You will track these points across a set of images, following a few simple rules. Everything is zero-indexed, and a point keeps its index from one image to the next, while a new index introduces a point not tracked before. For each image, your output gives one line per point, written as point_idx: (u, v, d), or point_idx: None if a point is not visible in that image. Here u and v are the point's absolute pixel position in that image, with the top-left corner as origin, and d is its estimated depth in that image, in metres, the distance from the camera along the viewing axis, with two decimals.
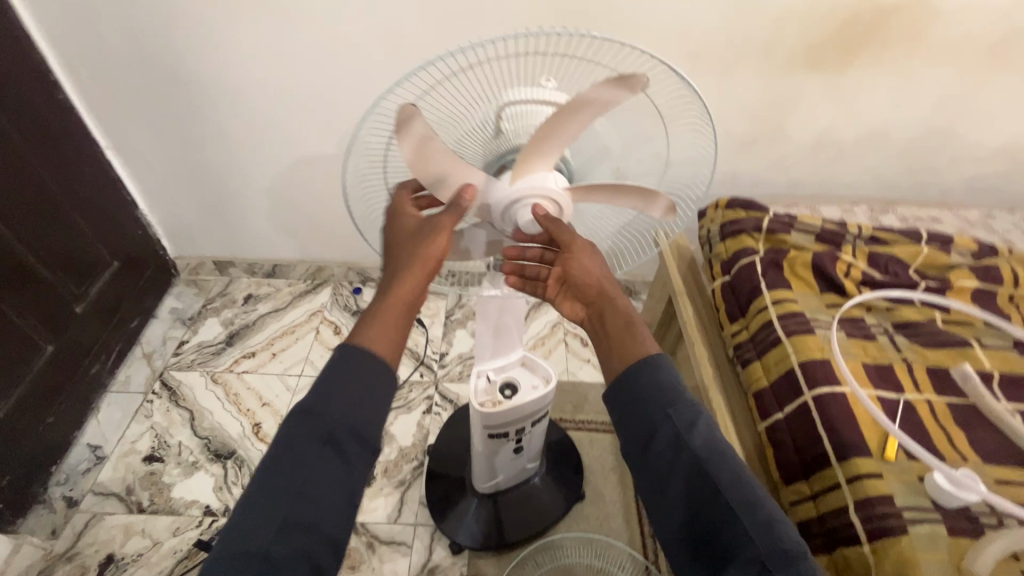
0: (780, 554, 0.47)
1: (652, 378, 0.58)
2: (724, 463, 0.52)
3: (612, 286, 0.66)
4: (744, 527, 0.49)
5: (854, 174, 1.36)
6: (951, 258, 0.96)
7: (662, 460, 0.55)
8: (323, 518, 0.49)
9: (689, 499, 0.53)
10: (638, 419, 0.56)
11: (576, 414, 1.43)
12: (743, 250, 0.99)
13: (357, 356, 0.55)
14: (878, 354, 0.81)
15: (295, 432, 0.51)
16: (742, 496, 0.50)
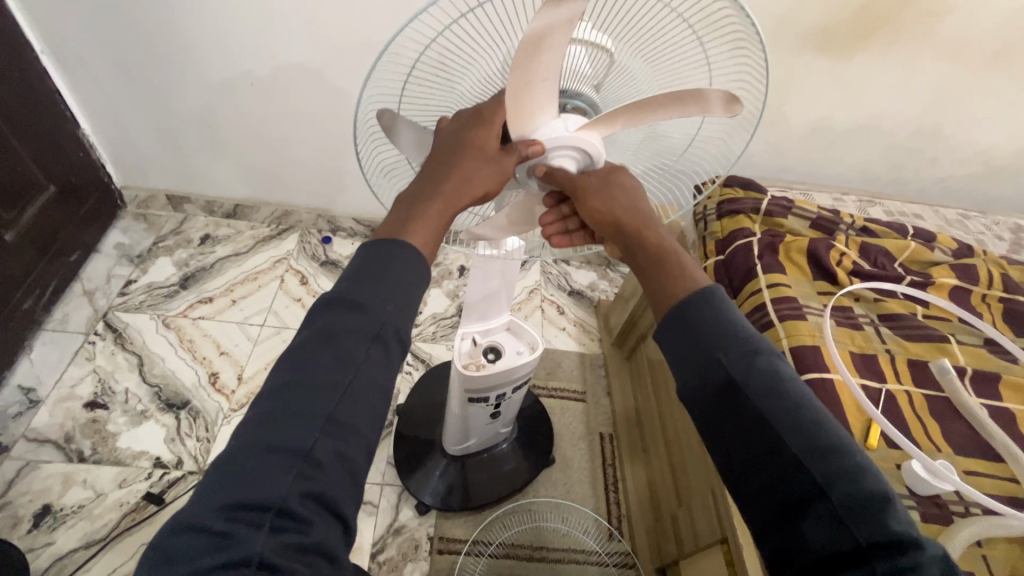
0: (861, 513, 0.41)
1: (704, 313, 0.49)
2: (789, 410, 0.45)
3: (644, 207, 0.57)
4: (820, 481, 0.42)
5: (840, 164, 1.38)
6: (933, 255, 0.98)
7: (717, 402, 0.47)
8: (352, 448, 0.41)
9: (757, 452, 0.45)
10: (693, 359, 0.48)
11: (549, 381, 1.43)
12: (740, 230, 0.98)
13: (396, 256, 0.46)
14: (864, 343, 0.82)
15: (372, 332, 0.43)
16: (809, 445, 0.44)
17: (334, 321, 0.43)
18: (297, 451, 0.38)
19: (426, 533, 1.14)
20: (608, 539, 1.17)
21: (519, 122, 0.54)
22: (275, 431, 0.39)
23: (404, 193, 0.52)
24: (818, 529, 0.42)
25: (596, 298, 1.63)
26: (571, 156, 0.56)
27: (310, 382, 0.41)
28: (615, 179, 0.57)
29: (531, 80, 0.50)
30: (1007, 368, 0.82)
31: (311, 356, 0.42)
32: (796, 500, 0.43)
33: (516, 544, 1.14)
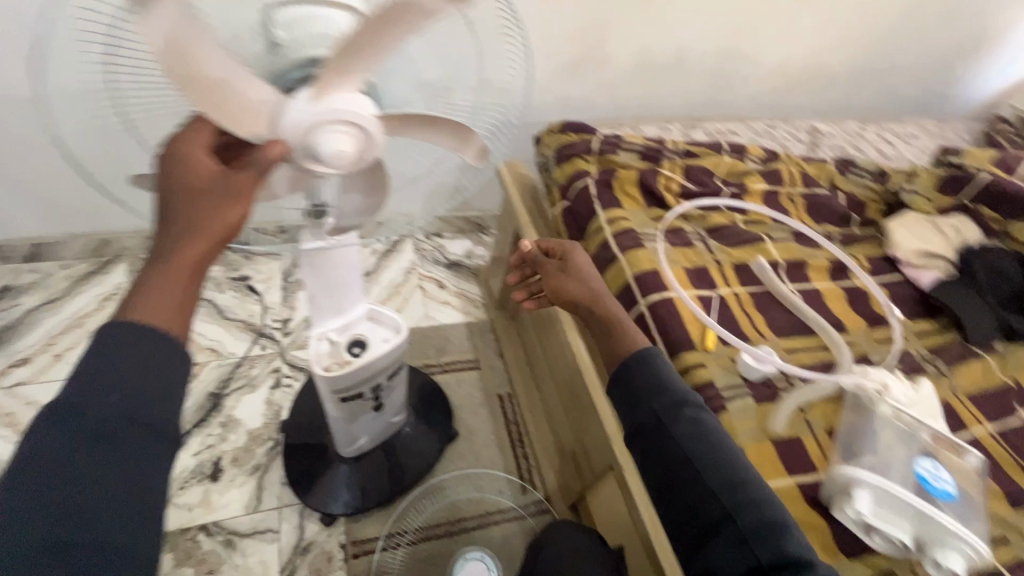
0: (757, 530, 0.55)
1: (637, 372, 0.67)
2: (711, 455, 0.60)
3: (596, 285, 0.77)
4: (729, 507, 0.57)
5: (668, 95, 1.46)
6: (746, 166, 1.08)
7: (653, 442, 0.64)
8: (133, 529, 0.42)
9: (684, 486, 0.60)
10: (632, 409, 0.66)
11: (440, 358, 1.41)
12: (577, 173, 1.01)
13: (142, 327, 0.47)
14: (695, 258, 0.89)
15: (121, 419, 0.44)
16: (724, 481, 0.59)
17: (61, 427, 0.42)
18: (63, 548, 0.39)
19: (337, 543, 1.09)
20: (522, 494, 1.20)
21: (235, 122, 0.46)
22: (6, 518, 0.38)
23: (148, 252, 0.51)
24: (727, 541, 0.56)
25: (474, 265, 1.63)
26: (345, 134, 0.48)
27: (68, 472, 0.41)
28: (570, 263, 0.79)
29: (214, 79, 0.43)
30: (810, 255, 0.95)
31: (54, 451, 0.41)
32: (710, 523, 0.58)
33: (433, 525, 1.14)
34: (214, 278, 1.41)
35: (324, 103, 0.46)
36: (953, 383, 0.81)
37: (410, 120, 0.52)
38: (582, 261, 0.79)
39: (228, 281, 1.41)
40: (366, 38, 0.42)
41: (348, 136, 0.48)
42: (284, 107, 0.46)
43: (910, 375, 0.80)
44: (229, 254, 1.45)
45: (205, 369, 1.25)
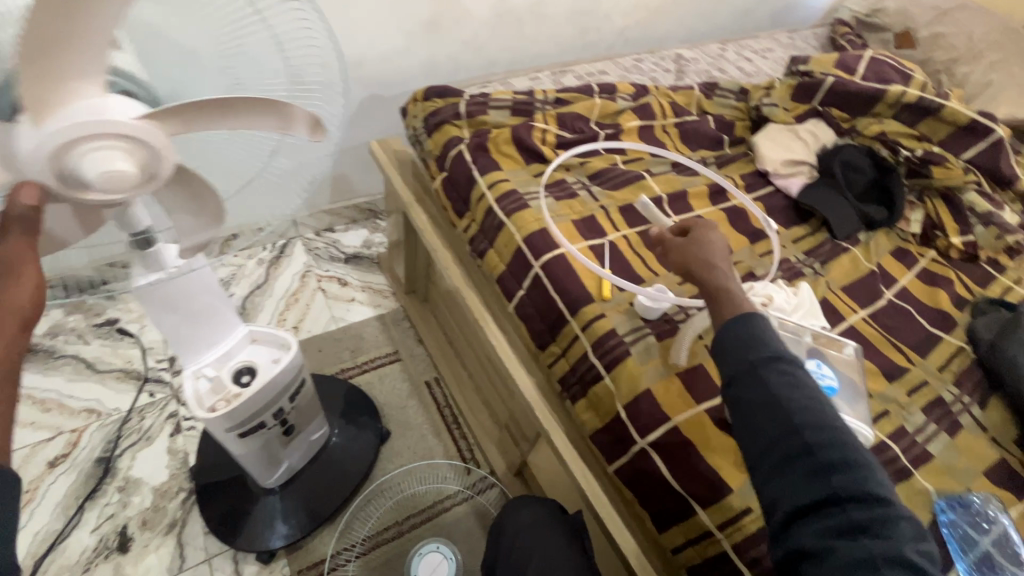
0: (856, 499, 0.44)
1: (741, 319, 0.56)
2: (828, 423, 0.49)
3: (720, 260, 0.64)
4: (827, 470, 0.46)
5: (536, 43, 1.41)
6: (618, 105, 1.06)
7: (756, 394, 0.52)
8: None
9: (788, 450, 0.48)
10: (737, 351, 0.54)
11: (356, 358, 1.33)
12: (449, 142, 0.96)
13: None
14: (581, 208, 0.88)
15: None
16: (842, 456, 0.47)
17: None
18: None
19: None
20: (466, 475, 1.19)
21: None
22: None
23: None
24: (805, 485, 0.46)
25: (375, 255, 1.54)
26: (118, 152, 0.41)
27: None
28: (695, 236, 0.68)
29: None
30: (689, 183, 0.97)
31: None
32: (799, 479, 0.47)
33: (381, 530, 1.10)
34: (74, 330, 1.24)
35: (53, 122, 0.39)
36: (829, 280, 0.87)
37: (196, 111, 0.44)
38: (707, 236, 0.67)
39: (93, 330, 1.24)
40: (50, 11, 0.35)
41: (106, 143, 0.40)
42: (16, 135, 0.39)
43: (790, 282, 0.85)
44: (87, 300, 1.27)
45: (86, 433, 1.10)
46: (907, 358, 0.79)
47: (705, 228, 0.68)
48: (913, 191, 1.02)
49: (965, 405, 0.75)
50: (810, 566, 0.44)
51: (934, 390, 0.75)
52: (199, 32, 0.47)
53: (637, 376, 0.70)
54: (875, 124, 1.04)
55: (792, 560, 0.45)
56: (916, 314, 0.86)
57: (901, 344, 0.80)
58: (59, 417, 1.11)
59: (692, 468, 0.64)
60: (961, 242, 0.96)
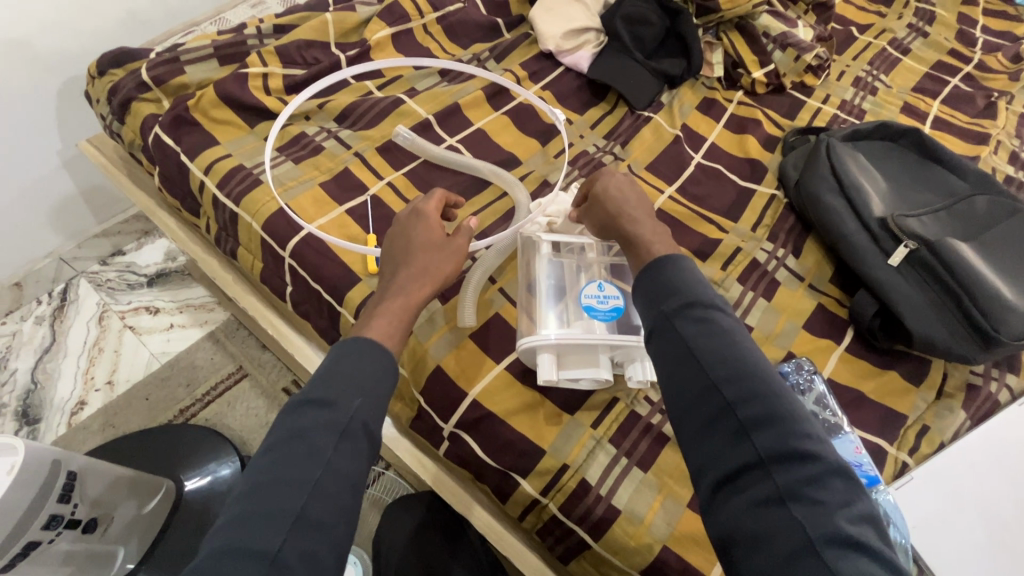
0: (789, 463, 0.36)
1: (666, 263, 0.45)
2: (747, 369, 0.39)
3: (625, 201, 0.55)
4: (757, 430, 0.37)
5: None
6: (357, 14, 0.84)
7: (667, 341, 0.42)
8: (336, 540, 0.39)
9: (705, 406, 0.39)
10: (644, 295, 0.44)
11: (194, 392, 1.15)
12: (145, 123, 0.74)
13: (368, 346, 0.47)
14: (331, 164, 0.71)
15: (302, 429, 0.41)
16: (765, 409, 0.38)
17: (284, 440, 0.41)
18: (264, 562, 0.36)
19: None
20: None
21: None
22: (245, 529, 0.37)
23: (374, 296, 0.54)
24: (730, 450, 0.38)
25: (182, 266, 1.30)
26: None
27: (278, 480, 0.39)
28: (596, 186, 0.58)
29: None
30: (460, 92, 0.81)
31: (269, 466, 0.40)
32: (728, 447, 0.38)
33: None
34: None
35: None
36: (631, 164, 0.78)
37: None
38: (611, 178, 0.58)
39: None
40: None
41: None
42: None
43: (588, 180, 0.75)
44: None
45: None
46: (718, 228, 0.73)
47: (606, 181, 0.57)
48: (708, 29, 0.90)
49: (779, 259, 0.71)
50: (737, 552, 0.35)
51: (748, 254, 0.71)
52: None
53: (423, 356, 0.59)
54: None
55: (719, 544, 0.37)
56: (726, 172, 0.79)
57: (712, 212, 0.74)
58: None
59: (502, 440, 0.56)
60: (763, 74, 0.88)
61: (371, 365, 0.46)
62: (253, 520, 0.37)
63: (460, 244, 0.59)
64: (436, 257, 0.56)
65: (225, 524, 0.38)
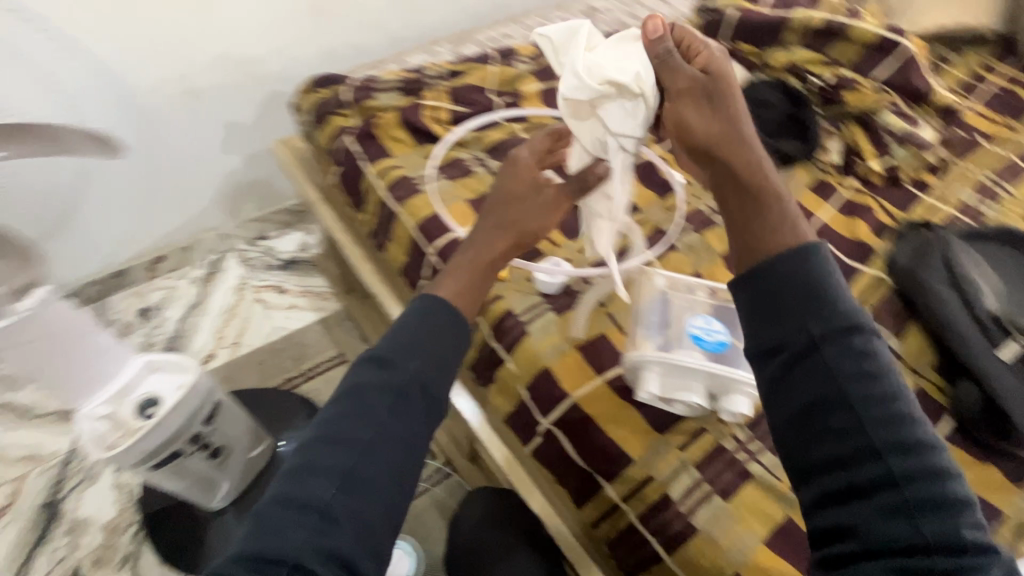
0: (918, 490, 0.40)
1: (788, 268, 0.45)
2: (888, 417, 0.42)
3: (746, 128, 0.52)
4: (896, 473, 0.41)
5: (440, 12, 1.33)
6: (516, 70, 1.00)
7: (806, 376, 0.43)
8: (375, 497, 0.48)
9: (846, 447, 0.42)
10: (782, 323, 0.45)
11: (301, 365, 1.31)
12: (337, 133, 0.91)
13: (430, 318, 0.57)
14: (478, 186, 0.84)
15: (359, 397, 0.51)
16: (907, 457, 0.41)
17: (344, 406, 0.51)
18: (319, 509, 0.46)
19: None
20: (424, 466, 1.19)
21: None
22: (303, 478, 0.47)
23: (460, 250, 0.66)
24: (872, 507, 0.41)
25: (311, 257, 1.49)
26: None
27: (335, 441, 0.49)
28: (717, 96, 0.52)
29: None
30: None
31: (331, 429, 0.49)
32: (860, 485, 0.41)
33: None
34: None
35: None
36: None
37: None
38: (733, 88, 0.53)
39: None
40: None
41: None
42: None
43: (700, 234, 0.82)
44: None
45: (28, 480, 1.09)
46: None
47: (674, 78, 0.55)
48: (829, 119, 0.97)
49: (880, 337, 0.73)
50: None
51: None
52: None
53: (533, 356, 0.67)
54: (783, 54, 1.00)
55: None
56: (834, 248, 0.83)
57: None
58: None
59: (595, 443, 0.62)
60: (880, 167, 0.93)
61: (439, 348, 0.56)
62: (313, 470, 0.47)
63: (552, 199, 0.67)
64: (519, 215, 0.66)
65: (291, 468, 0.48)
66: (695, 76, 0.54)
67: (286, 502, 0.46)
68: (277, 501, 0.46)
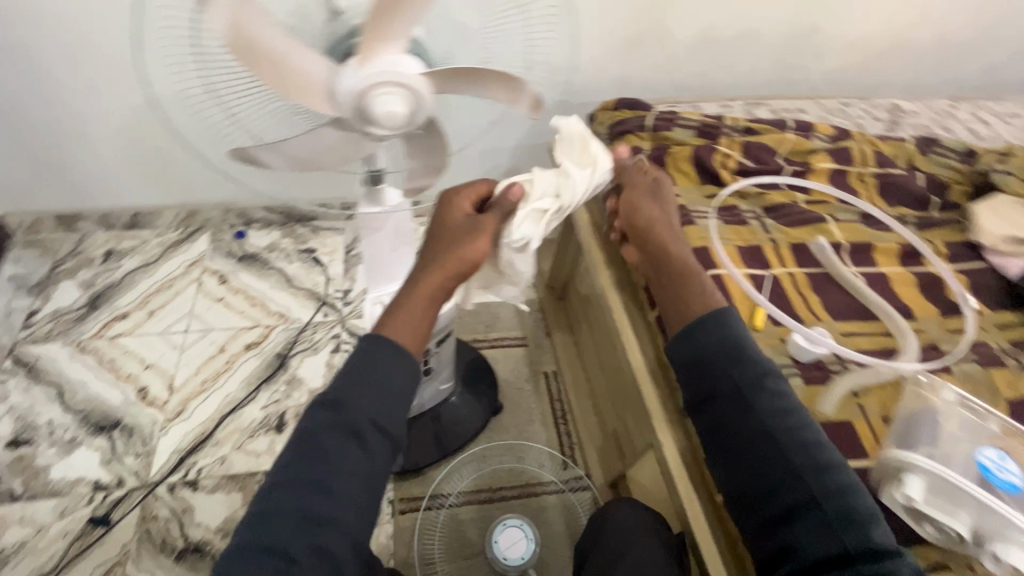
0: (830, 498, 0.56)
1: (711, 335, 0.66)
2: (794, 437, 0.60)
3: (672, 229, 0.79)
4: (816, 493, 0.56)
5: (734, 72, 1.38)
6: (812, 144, 1.01)
7: (727, 416, 0.63)
8: (337, 537, 0.52)
9: (774, 478, 0.59)
10: (705, 384, 0.65)
11: (489, 333, 1.43)
12: (629, 150, 1.00)
13: (376, 358, 0.60)
14: (750, 237, 0.86)
15: (311, 442, 0.55)
16: (811, 466, 0.58)
17: (296, 454, 0.55)
18: (280, 549, 0.50)
19: (385, 498, 1.15)
20: (563, 469, 1.22)
21: (304, 94, 0.48)
22: (268, 517, 0.52)
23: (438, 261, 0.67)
24: (798, 513, 0.57)
25: None
26: (396, 94, 0.49)
27: (303, 482, 0.53)
28: (664, 195, 0.82)
29: (273, 54, 0.46)
30: (878, 237, 0.89)
31: (287, 475, 0.54)
32: (790, 508, 0.57)
33: (475, 490, 1.18)
34: (284, 249, 1.50)
35: (371, 64, 0.47)
36: None
37: (460, 75, 0.52)
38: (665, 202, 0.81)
39: (296, 253, 1.50)
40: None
41: (397, 105, 0.49)
42: (334, 78, 0.48)
43: (983, 368, 0.74)
44: (298, 228, 1.54)
45: (273, 331, 1.36)
46: None
47: (629, 177, 0.85)
48: None
49: None
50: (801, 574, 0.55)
51: None
52: (450, 38, 0.54)
53: None
54: None
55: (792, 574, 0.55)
56: None
57: None
58: (258, 313, 1.39)
59: None
60: None
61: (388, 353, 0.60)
62: (274, 514, 0.52)
63: (486, 225, 0.68)
64: (463, 244, 0.67)
65: (270, 494, 0.53)
66: (634, 175, 0.86)
67: (260, 543, 0.51)
68: (243, 539, 0.52)
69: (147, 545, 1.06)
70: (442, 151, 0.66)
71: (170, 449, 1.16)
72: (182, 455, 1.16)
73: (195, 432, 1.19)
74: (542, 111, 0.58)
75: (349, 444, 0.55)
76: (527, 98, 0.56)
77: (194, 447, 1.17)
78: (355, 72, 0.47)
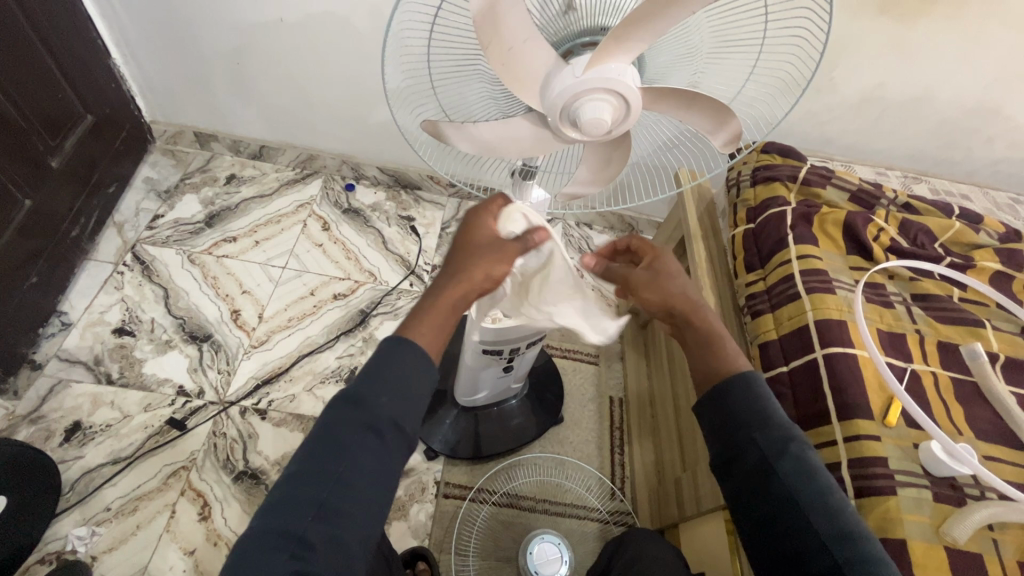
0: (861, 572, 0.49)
1: (740, 396, 0.57)
2: (818, 503, 0.52)
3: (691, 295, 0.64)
4: (839, 560, 0.50)
5: (888, 139, 1.23)
6: (978, 238, 0.92)
7: (750, 483, 0.54)
8: (350, 536, 0.47)
9: (797, 544, 0.52)
10: (730, 443, 0.56)
11: (563, 342, 1.41)
12: (775, 198, 0.94)
13: (400, 351, 0.54)
14: (893, 322, 0.80)
15: (325, 429, 0.50)
16: (836, 533, 0.51)
17: (312, 439, 0.50)
18: (293, 535, 0.45)
19: (432, 478, 1.17)
20: (610, 499, 1.19)
21: (520, 82, 0.49)
22: (279, 510, 0.47)
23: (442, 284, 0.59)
24: None
25: None
26: (607, 102, 0.47)
27: (318, 471, 0.48)
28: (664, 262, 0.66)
29: (511, 39, 0.46)
30: None
31: (303, 463, 0.48)
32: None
33: (519, 495, 1.17)
34: (386, 210, 1.54)
35: (592, 71, 0.46)
36: None
37: (671, 95, 0.50)
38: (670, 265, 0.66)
39: (396, 217, 1.53)
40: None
41: (604, 120, 0.48)
42: (556, 75, 0.48)
43: None
44: (403, 194, 1.57)
45: (361, 287, 1.40)
46: None
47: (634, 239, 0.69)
48: None
49: None
50: None
51: None
52: (672, 56, 0.53)
53: (895, 515, 0.64)
54: None
55: None
56: None
57: None
58: (351, 267, 1.42)
59: None
60: None
61: (407, 363, 0.53)
62: (286, 505, 0.47)
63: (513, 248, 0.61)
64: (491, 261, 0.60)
65: (282, 483, 0.48)
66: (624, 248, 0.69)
67: (271, 532, 0.45)
68: (250, 532, 0.46)
69: (211, 458, 1.12)
70: (623, 163, 0.62)
71: (248, 375, 1.22)
72: (258, 382, 1.22)
73: (272, 364, 1.25)
74: (734, 146, 0.56)
75: (364, 436, 0.49)
76: (725, 134, 0.54)
77: (270, 378, 1.23)
78: (576, 75, 0.46)
